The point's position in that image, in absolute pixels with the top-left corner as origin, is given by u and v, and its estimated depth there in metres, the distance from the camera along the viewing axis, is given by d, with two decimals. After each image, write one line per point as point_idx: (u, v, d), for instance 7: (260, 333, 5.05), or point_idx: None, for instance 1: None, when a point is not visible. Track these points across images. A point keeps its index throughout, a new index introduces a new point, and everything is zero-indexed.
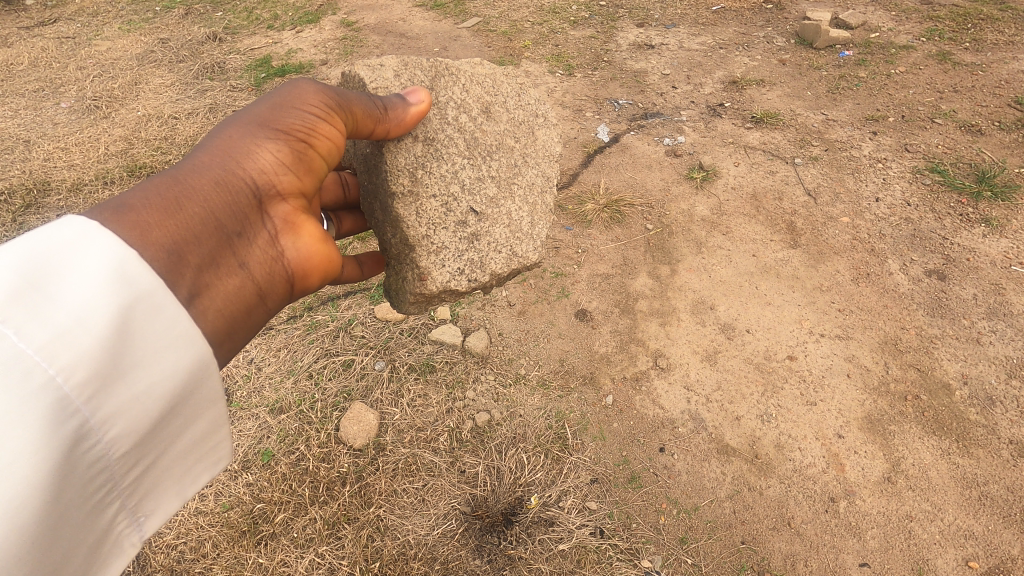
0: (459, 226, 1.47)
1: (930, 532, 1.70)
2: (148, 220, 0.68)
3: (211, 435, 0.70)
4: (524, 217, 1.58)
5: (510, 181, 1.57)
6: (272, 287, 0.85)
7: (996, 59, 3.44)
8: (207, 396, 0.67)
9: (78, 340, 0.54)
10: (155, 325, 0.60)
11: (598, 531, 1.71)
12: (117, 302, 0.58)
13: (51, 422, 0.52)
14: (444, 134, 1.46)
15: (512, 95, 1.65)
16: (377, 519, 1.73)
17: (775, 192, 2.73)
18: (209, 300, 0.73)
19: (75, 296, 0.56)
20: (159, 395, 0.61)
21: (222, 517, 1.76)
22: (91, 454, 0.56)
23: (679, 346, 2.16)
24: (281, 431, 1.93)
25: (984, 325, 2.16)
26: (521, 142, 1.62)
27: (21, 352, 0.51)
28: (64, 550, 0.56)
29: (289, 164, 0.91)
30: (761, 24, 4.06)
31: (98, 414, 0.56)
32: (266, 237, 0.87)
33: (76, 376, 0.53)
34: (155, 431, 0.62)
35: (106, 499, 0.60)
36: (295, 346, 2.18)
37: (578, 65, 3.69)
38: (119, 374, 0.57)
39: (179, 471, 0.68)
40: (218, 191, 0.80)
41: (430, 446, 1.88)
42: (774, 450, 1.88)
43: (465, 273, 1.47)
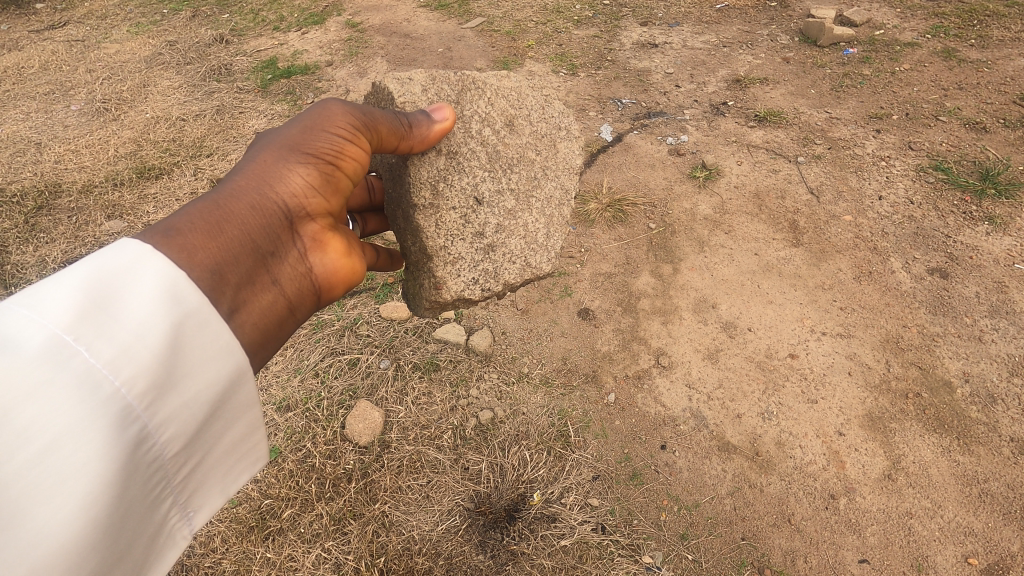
0: (475, 237, 1.50)
1: (930, 529, 1.71)
2: (193, 243, 0.70)
3: (248, 436, 0.72)
4: (540, 228, 1.60)
5: (528, 193, 1.58)
6: (302, 303, 0.87)
7: (1001, 55, 3.42)
8: (244, 401, 0.69)
9: (139, 355, 0.57)
10: (203, 337, 0.64)
11: (600, 527, 1.73)
12: (170, 317, 0.61)
13: (116, 429, 0.55)
14: (466, 148, 1.49)
15: (536, 108, 1.67)
16: (382, 515, 1.77)
17: (778, 190, 2.73)
18: (245, 318, 0.75)
19: (134, 313, 0.59)
20: (204, 401, 0.64)
21: (231, 513, 1.79)
22: (149, 457, 0.59)
23: (680, 344, 2.18)
24: (288, 429, 1.96)
25: (986, 323, 2.16)
26: (542, 155, 1.64)
27: (90, 366, 0.54)
28: (126, 543, 0.59)
29: (319, 185, 0.94)
30: (764, 21, 4.05)
31: (155, 420, 0.59)
32: (297, 254, 0.89)
33: (138, 387, 0.56)
34: (200, 432, 0.65)
35: (161, 495, 0.63)
36: (302, 345, 2.22)
37: (582, 64, 3.70)
38: (172, 384, 0.60)
39: (222, 471, 0.71)
40: (255, 213, 0.83)
41: (433, 443, 1.91)
42: (775, 448, 1.89)
43: (479, 283, 1.50)
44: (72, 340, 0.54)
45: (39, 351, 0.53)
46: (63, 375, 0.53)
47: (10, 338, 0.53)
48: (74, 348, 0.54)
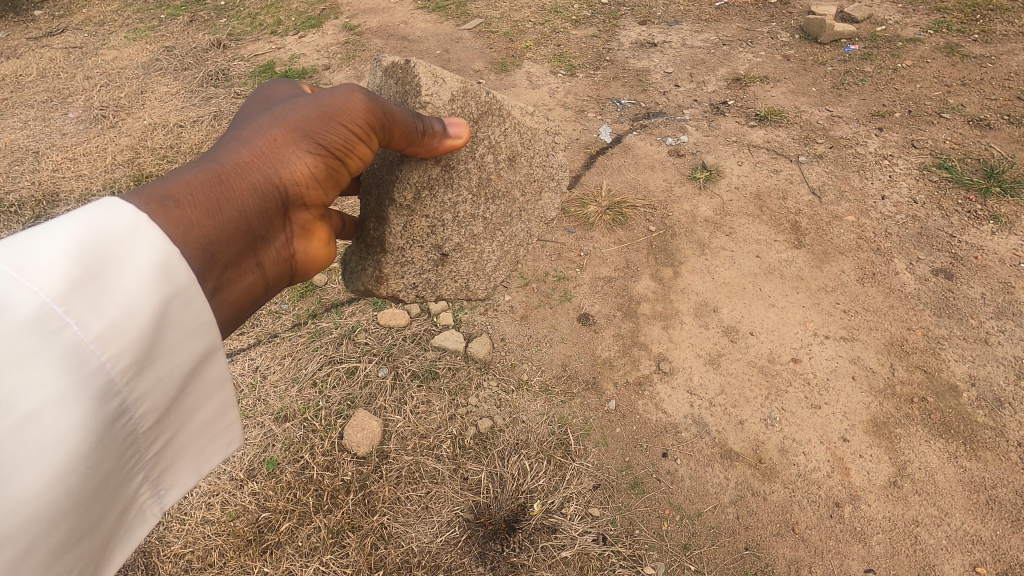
0: (432, 248, 1.60)
1: (937, 537, 1.68)
2: (191, 218, 0.70)
3: (221, 416, 0.72)
4: (491, 260, 1.72)
5: (497, 227, 1.68)
6: (277, 285, 0.90)
7: (1005, 50, 3.38)
8: (215, 378, 0.70)
9: (126, 330, 0.57)
10: (186, 314, 0.64)
11: (601, 538, 1.71)
12: (157, 293, 0.61)
13: (96, 402, 0.55)
14: (464, 167, 1.54)
15: (545, 151, 1.69)
16: (381, 527, 1.75)
17: (779, 191, 2.70)
18: (227, 298, 0.77)
19: (123, 287, 0.58)
20: (180, 376, 0.64)
21: (228, 526, 1.78)
22: (125, 430, 0.59)
23: (681, 349, 2.15)
24: (286, 439, 1.95)
25: (992, 325, 2.13)
26: (525, 197, 1.67)
27: (78, 338, 0.54)
28: (96, 516, 0.58)
29: (321, 177, 0.96)
30: (765, 18, 4.01)
31: (133, 394, 0.59)
32: (283, 238, 0.92)
33: (122, 363, 0.57)
34: (174, 408, 0.65)
35: (133, 471, 0.62)
36: (300, 353, 2.20)
37: (581, 65, 3.67)
38: (151, 359, 0.60)
39: (195, 450, 0.70)
40: (254, 195, 0.84)
41: (432, 453, 1.89)
42: (779, 455, 1.86)
43: (417, 289, 1.63)
44: (63, 310, 0.53)
45: (28, 318, 0.52)
46: (48, 344, 0.53)
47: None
48: (63, 320, 0.53)
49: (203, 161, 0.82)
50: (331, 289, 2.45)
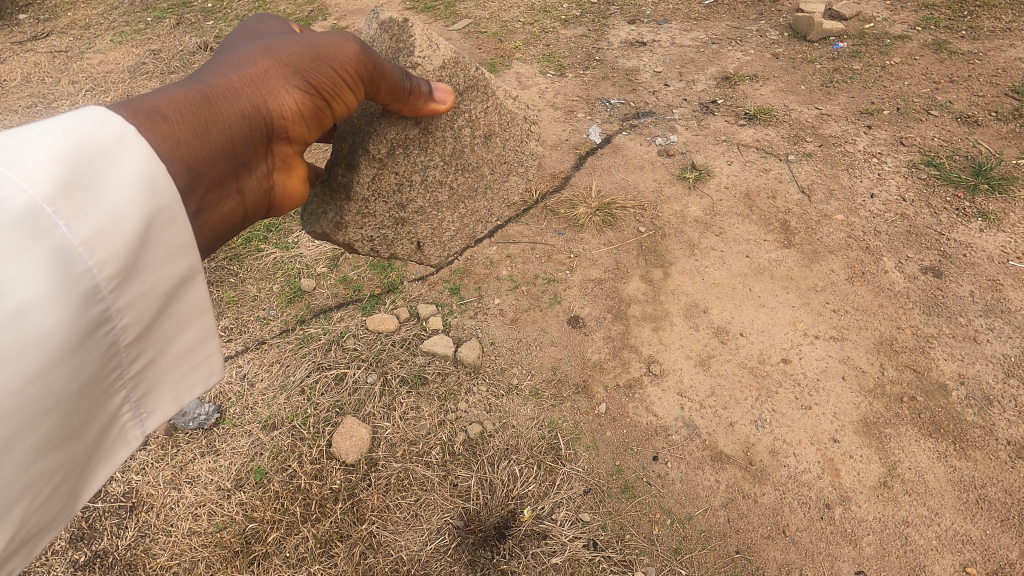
0: (396, 206, 1.76)
1: (927, 538, 1.68)
2: (178, 135, 0.74)
3: (200, 346, 0.76)
4: (449, 230, 1.93)
5: (461, 198, 1.90)
6: (256, 213, 0.93)
7: (992, 46, 3.38)
8: (195, 304, 0.73)
9: (112, 238, 0.60)
10: (169, 233, 0.67)
11: (591, 543, 1.70)
12: (142, 207, 0.64)
13: (81, 304, 0.58)
14: (441, 134, 1.72)
15: (517, 138, 1.96)
16: (370, 536, 1.74)
17: (768, 190, 2.70)
18: (207, 218, 0.80)
19: (109, 197, 0.62)
20: (162, 294, 0.67)
21: (215, 537, 1.77)
22: (107, 339, 0.62)
23: (672, 351, 2.14)
24: (274, 448, 1.93)
25: (981, 323, 2.13)
26: (492, 175, 1.95)
27: (66, 238, 0.57)
28: (80, 421, 0.62)
29: (307, 114, 0.99)
30: (754, 16, 4.01)
31: (118, 303, 0.62)
32: (265, 168, 0.96)
33: (108, 270, 0.60)
34: (156, 326, 0.68)
35: (116, 385, 0.66)
36: (288, 360, 2.17)
37: (569, 65, 3.66)
38: (133, 271, 0.63)
39: (175, 378, 0.74)
40: (240, 122, 0.87)
41: (422, 459, 1.89)
42: (769, 457, 1.86)
43: (373, 242, 1.77)
44: (52, 211, 0.57)
45: (18, 212, 0.55)
46: (36, 240, 0.56)
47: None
48: (52, 220, 0.57)
49: (191, 82, 0.84)
50: (319, 293, 2.43)
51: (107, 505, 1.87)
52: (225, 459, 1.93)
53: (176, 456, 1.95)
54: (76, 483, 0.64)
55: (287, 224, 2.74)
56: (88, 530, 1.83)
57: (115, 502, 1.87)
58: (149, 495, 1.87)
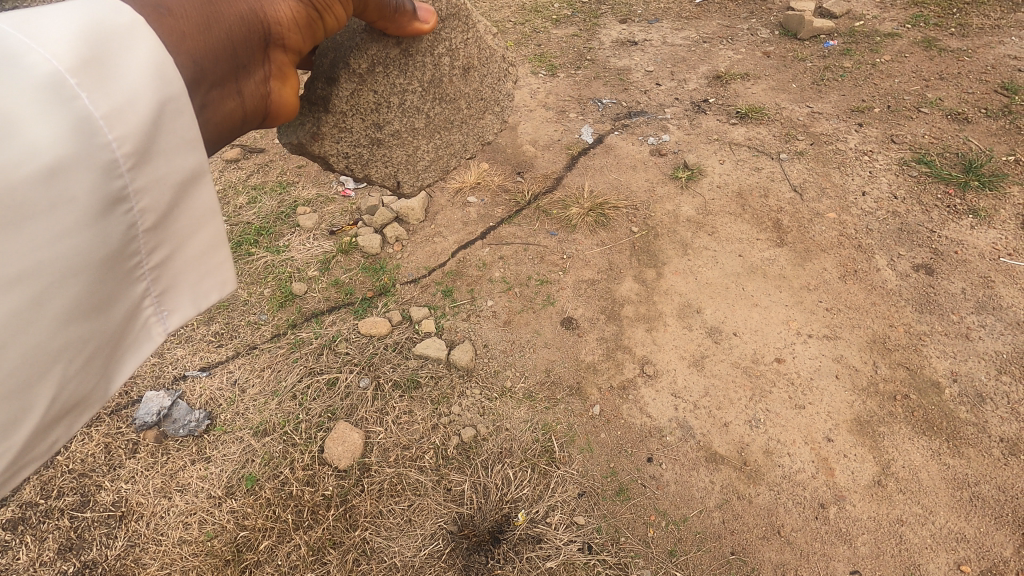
0: (373, 126, 1.83)
1: (921, 536, 1.68)
2: (183, 29, 0.74)
3: (214, 251, 0.76)
4: (422, 158, 2.00)
5: (437, 128, 1.97)
6: (252, 116, 0.96)
7: (982, 43, 3.40)
8: (205, 205, 0.73)
9: (128, 116, 0.61)
10: (179, 124, 0.67)
11: (586, 547, 1.69)
12: (155, 92, 0.64)
13: (101, 176, 0.59)
14: (422, 60, 1.79)
15: (493, 75, 2.07)
16: (363, 543, 1.73)
17: (761, 188, 2.70)
18: (211, 114, 0.84)
19: (125, 77, 0.62)
20: (174, 185, 0.67)
21: (206, 546, 1.75)
22: (127, 219, 0.63)
23: (665, 351, 2.14)
24: (265, 455, 1.91)
25: (973, 320, 2.14)
26: (468, 109, 2.03)
27: (88, 110, 0.58)
28: (104, 298, 0.63)
29: (301, 24, 1.01)
30: (745, 15, 4.01)
31: (135, 184, 0.63)
32: (262, 74, 0.97)
33: (126, 146, 0.61)
34: (171, 219, 0.69)
35: (138, 273, 0.67)
36: (279, 365, 2.15)
37: (561, 65, 3.65)
38: (148, 155, 0.63)
39: (193, 281, 0.74)
40: (240, 25, 0.88)
41: (415, 464, 1.87)
42: (763, 457, 1.86)
43: (349, 158, 1.86)
44: (75, 82, 0.58)
45: (43, 80, 0.56)
46: (59, 108, 0.56)
47: (7, 56, 0.55)
48: (75, 91, 0.58)
49: None
50: (310, 298, 2.40)
51: (96, 515, 1.84)
52: (217, 466, 1.91)
53: (166, 464, 1.93)
54: (104, 366, 0.66)
55: (278, 228, 2.72)
56: (77, 540, 1.80)
57: (104, 511, 1.85)
58: (139, 504, 1.85)
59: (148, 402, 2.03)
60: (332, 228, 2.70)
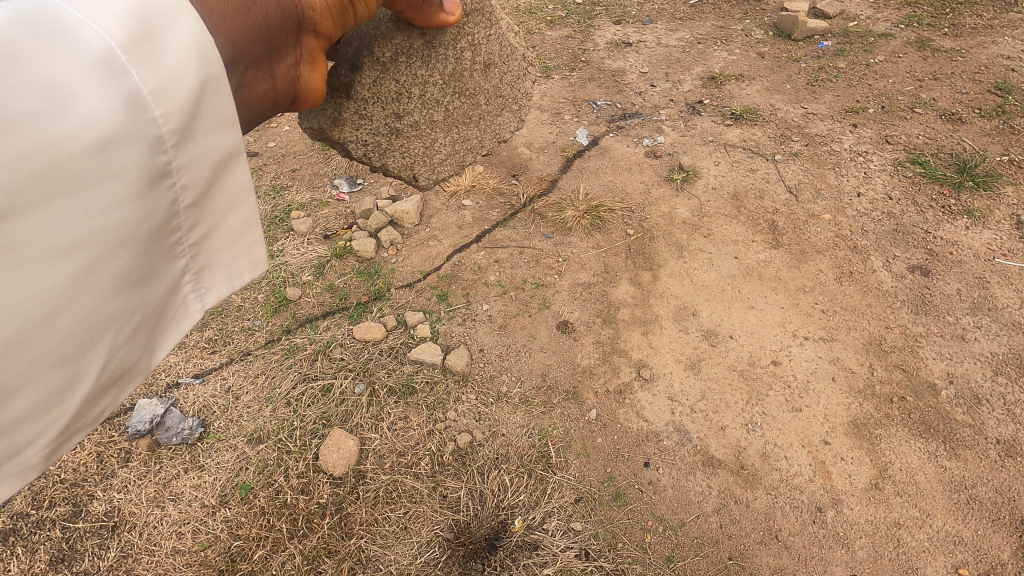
0: (392, 115, 1.75)
1: (919, 540, 1.68)
2: (223, 9, 0.80)
3: (246, 231, 0.81)
4: (439, 150, 1.89)
5: (456, 122, 1.87)
6: (281, 99, 1.02)
7: (975, 44, 3.40)
8: (239, 185, 0.77)
9: (172, 93, 0.65)
10: (217, 103, 0.70)
11: (583, 553, 1.68)
12: (198, 71, 0.68)
13: (148, 152, 0.64)
14: (443, 51, 1.72)
15: (515, 73, 1.94)
16: (358, 551, 1.72)
17: (756, 190, 2.69)
18: (247, 95, 0.93)
19: (170, 55, 0.66)
20: (211, 163, 0.72)
21: (199, 557, 1.73)
22: (169, 194, 0.68)
23: (662, 355, 2.13)
24: (260, 463, 1.90)
25: (969, 321, 2.13)
26: (490, 105, 1.92)
27: (136, 86, 0.62)
28: (148, 270, 0.69)
29: (334, 9, 1.03)
30: (739, 16, 4.00)
31: (177, 160, 0.68)
32: (293, 59, 1.02)
33: (171, 123, 0.65)
34: (209, 196, 0.74)
35: (178, 249, 0.72)
36: (273, 372, 2.14)
37: (555, 67, 3.64)
38: (189, 132, 0.68)
39: (227, 260, 0.80)
40: (277, 10, 0.92)
41: (410, 471, 1.86)
42: (760, 461, 1.85)
43: (368, 146, 1.77)
44: (126, 58, 0.62)
45: (96, 54, 0.61)
46: (110, 82, 0.61)
47: (63, 29, 0.60)
48: (126, 67, 0.62)
49: None
50: (304, 303, 2.38)
51: (88, 525, 1.82)
52: (210, 474, 1.89)
53: (159, 473, 1.91)
54: (148, 337, 0.72)
55: (272, 232, 2.70)
56: (68, 551, 1.78)
57: (97, 521, 1.83)
58: (132, 514, 1.83)
59: (141, 409, 2.01)
60: (326, 232, 2.69)
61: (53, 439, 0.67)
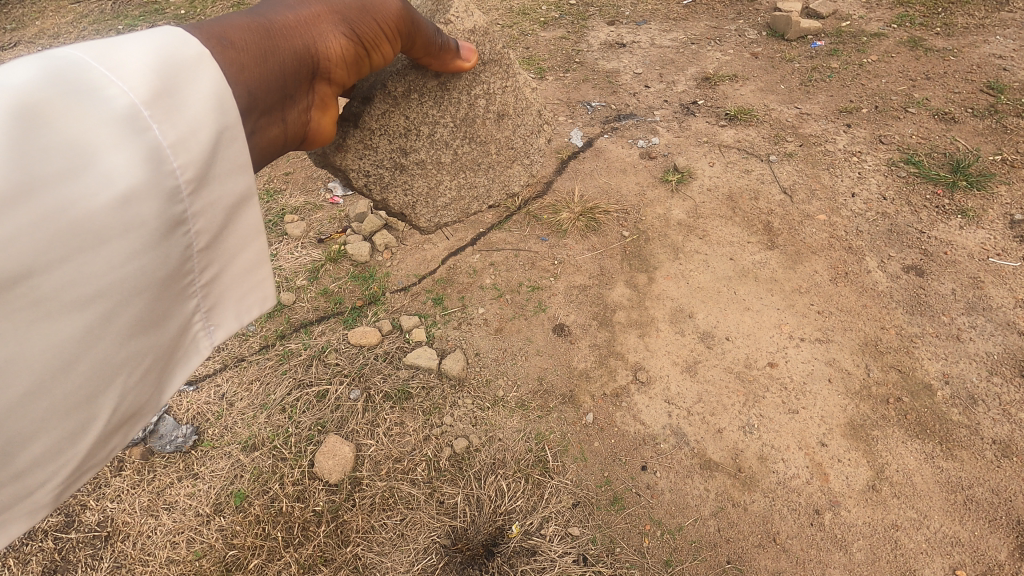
0: (398, 150, 1.93)
1: (916, 541, 1.68)
2: (242, 62, 0.84)
3: (256, 269, 0.83)
4: (440, 185, 2.08)
5: (463, 167, 2.09)
6: (292, 143, 1.06)
7: (967, 43, 3.42)
8: (250, 226, 0.80)
9: (191, 145, 0.67)
10: (231, 149, 0.73)
11: (581, 558, 1.68)
12: (214, 122, 0.70)
13: (166, 202, 0.65)
14: (456, 96, 1.92)
15: (528, 128, 2.19)
16: (355, 559, 1.70)
17: (751, 191, 2.69)
18: (260, 140, 0.93)
19: (188, 108, 0.68)
20: (225, 208, 0.74)
21: (194, 566, 1.71)
22: (184, 240, 0.70)
23: (658, 357, 2.12)
24: (255, 470, 1.88)
25: (963, 321, 2.14)
26: (498, 154, 2.15)
27: (158, 140, 0.65)
28: (160, 315, 0.70)
29: (348, 60, 1.12)
30: (733, 16, 4.00)
31: (193, 208, 0.69)
32: (305, 104, 1.07)
33: (188, 173, 0.67)
34: (221, 239, 0.76)
35: (189, 290, 0.74)
36: (268, 378, 2.12)
37: (550, 68, 3.63)
38: (205, 180, 0.70)
39: (235, 298, 0.82)
40: (293, 58, 0.98)
41: (407, 477, 1.85)
42: (758, 463, 1.85)
43: (371, 177, 1.94)
44: (148, 114, 0.64)
45: (121, 112, 0.62)
46: (132, 138, 0.63)
47: (89, 86, 0.62)
48: (148, 122, 0.64)
49: (255, 12, 0.94)
50: (299, 308, 2.37)
51: (81, 535, 1.81)
52: (204, 482, 1.88)
53: (153, 482, 1.89)
54: (158, 378, 0.73)
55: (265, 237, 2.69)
56: (62, 562, 1.77)
57: (90, 531, 1.81)
58: (125, 524, 1.81)
59: None
60: (321, 236, 2.67)
61: (62, 482, 0.67)
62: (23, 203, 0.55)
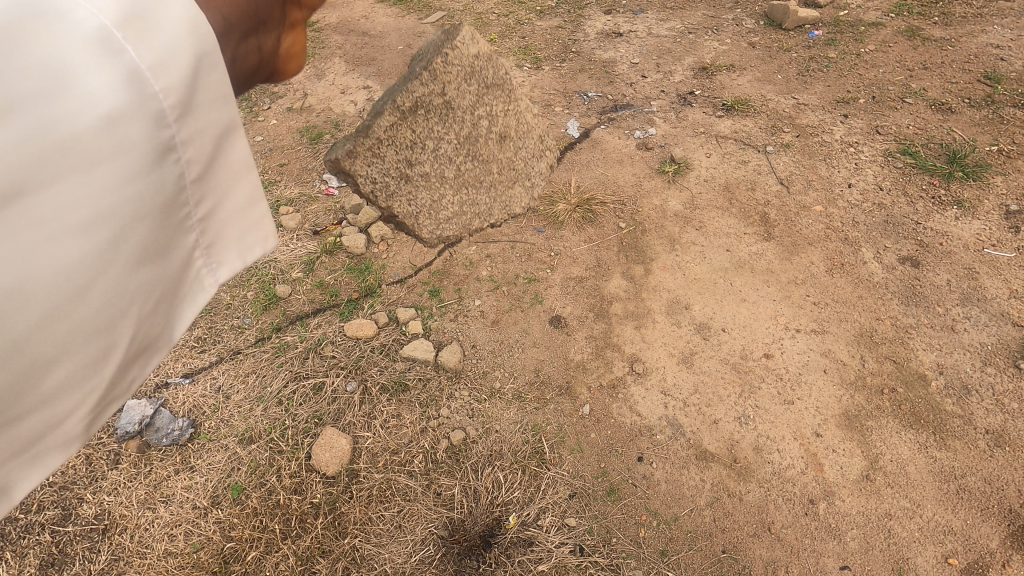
0: (405, 163, 2.22)
1: (909, 530, 1.69)
2: None
3: (256, 214, 0.62)
4: (443, 198, 2.40)
5: (465, 184, 2.44)
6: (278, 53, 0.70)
7: (964, 32, 3.40)
8: (244, 161, 0.59)
9: (169, 66, 0.50)
10: (219, 75, 0.55)
11: (578, 549, 1.69)
12: (195, 31, 0.52)
13: (140, 134, 0.49)
14: (461, 117, 2.29)
15: (528, 152, 2.58)
16: (353, 550, 1.71)
17: (748, 182, 2.69)
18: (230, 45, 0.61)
19: (166, 14, 0.51)
20: (214, 140, 0.55)
21: (192, 558, 1.72)
22: (168, 184, 0.53)
23: (654, 349, 2.12)
24: (252, 463, 1.88)
25: (958, 311, 2.15)
26: (501, 174, 2.52)
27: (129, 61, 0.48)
28: (136, 273, 0.52)
29: None
30: (730, 5, 3.98)
31: (169, 147, 0.52)
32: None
33: (169, 98, 0.50)
34: (208, 180, 0.56)
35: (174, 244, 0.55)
36: (264, 370, 2.11)
37: (546, 58, 3.60)
38: (189, 106, 0.52)
39: (236, 250, 0.61)
40: None
41: (404, 469, 1.85)
42: (753, 453, 1.86)
43: (378, 186, 2.17)
44: (119, 31, 0.48)
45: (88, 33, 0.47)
46: (98, 57, 0.47)
47: None
48: (116, 37, 0.48)
49: None
50: (294, 300, 2.36)
51: (78, 529, 1.80)
52: (201, 475, 1.88)
53: (150, 475, 1.89)
54: (134, 360, 0.56)
55: None
56: (60, 555, 1.77)
57: (87, 524, 1.81)
58: (123, 517, 1.81)
59: (130, 410, 1.99)
60: (316, 228, 2.66)
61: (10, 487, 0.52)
62: (1, 121, 0.43)
